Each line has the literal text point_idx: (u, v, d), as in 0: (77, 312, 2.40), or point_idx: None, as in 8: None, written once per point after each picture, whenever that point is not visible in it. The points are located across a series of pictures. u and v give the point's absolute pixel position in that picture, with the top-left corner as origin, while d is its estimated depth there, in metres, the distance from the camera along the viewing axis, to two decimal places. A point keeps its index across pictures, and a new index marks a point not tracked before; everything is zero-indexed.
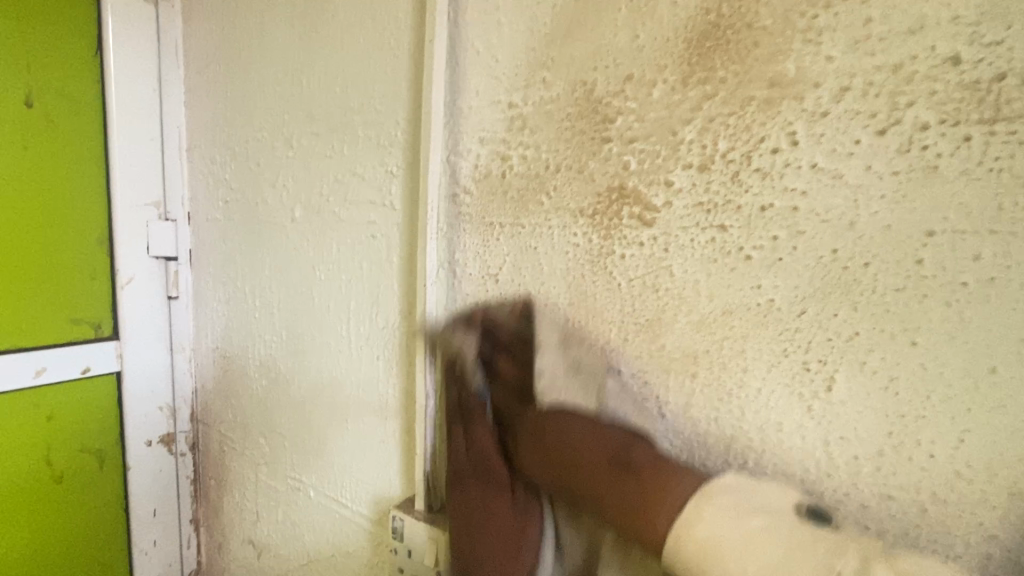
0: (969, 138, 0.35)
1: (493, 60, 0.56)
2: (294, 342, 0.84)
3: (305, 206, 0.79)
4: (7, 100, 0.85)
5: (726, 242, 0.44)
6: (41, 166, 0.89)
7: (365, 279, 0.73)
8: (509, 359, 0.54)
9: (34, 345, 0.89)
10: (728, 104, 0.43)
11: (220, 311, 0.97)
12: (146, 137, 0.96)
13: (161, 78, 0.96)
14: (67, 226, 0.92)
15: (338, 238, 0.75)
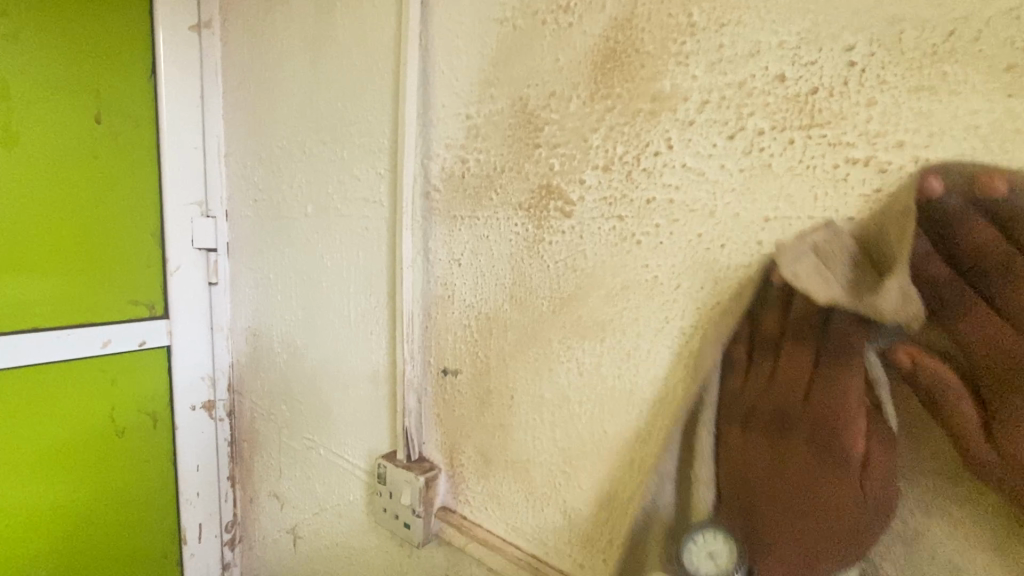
0: (793, 141, 0.43)
1: (454, 79, 0.68)
2: (307, 321, 0.99)
3: (316, 203, 0.93)
4: (82, 118, 1.03)
5: (624, 229, 0.53)
6: (108, 172, 1.07)
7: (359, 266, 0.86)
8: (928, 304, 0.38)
9: (103, 320, 1.08)
10: (623, 115, 0.52)
11: (251, 295, 1.13)
12: (191, 146, 1.12)
13: (204, 95, 1.12)
14: (127, 222, 1.10)
15: (341, 230, 0.89)
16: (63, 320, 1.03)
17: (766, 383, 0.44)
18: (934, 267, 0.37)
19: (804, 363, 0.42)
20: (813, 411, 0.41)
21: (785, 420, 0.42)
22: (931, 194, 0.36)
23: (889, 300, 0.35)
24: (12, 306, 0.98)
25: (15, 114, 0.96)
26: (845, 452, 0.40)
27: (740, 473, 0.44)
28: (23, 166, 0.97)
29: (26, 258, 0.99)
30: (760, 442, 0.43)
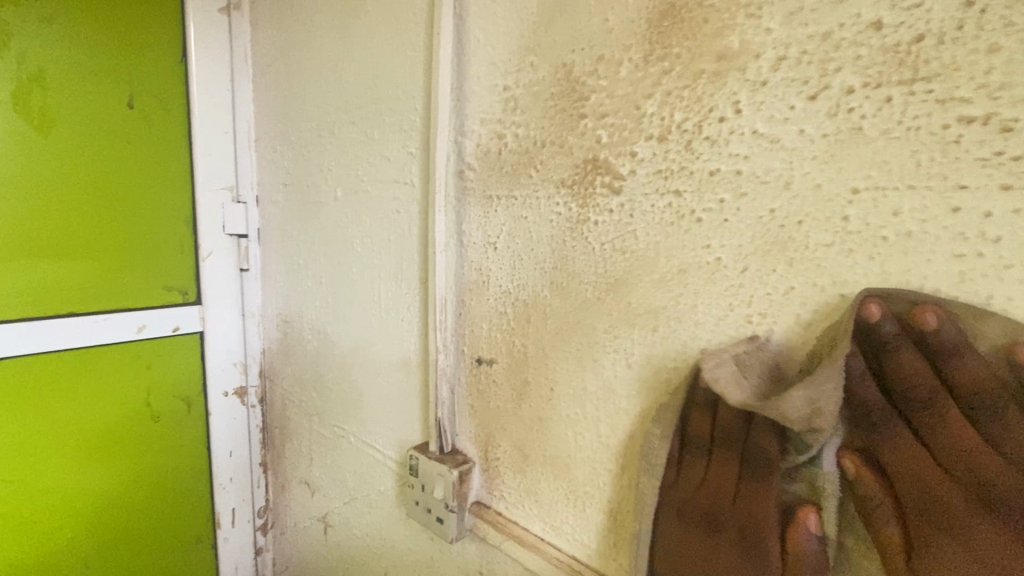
0: (890, 99, 0.37)
1: (491, 48, 0.63)
2: (336, 308, 0.96)
3: (344, 186, 0.90)
4: (115, 102, 1.02)
5: (681, 206, 0.48)
6: (141, 157, 1.06)
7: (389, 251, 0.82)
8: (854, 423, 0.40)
9: (138, 306, 1.08)
10: (683, 78, 0.47)
11: (282, 281, 1.12)
12: (221, 130, 1.11)
13: (234, 80, 1.11)
14: (159, 207, 1.09)
15: (371, 213, 0.86)
16: (99, 305, 1.04)
17: (697, 482, 0.47)
18: (870, 393, 0.38)
19: (732, 470, 0.45)
20: (735, 514, 0.44)
21: (714, 521, 0.45)
22: (871, 317, 0.37)
23: (793, 404, 0.38)
24: (51, 292, 0.99)
25: (49, 99, 0.95)
26: (767, 550, 0.42)
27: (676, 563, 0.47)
28: (58, 152, 0.97)
29: (63, 244, 1.00)
30: (694, 538, 0.46)
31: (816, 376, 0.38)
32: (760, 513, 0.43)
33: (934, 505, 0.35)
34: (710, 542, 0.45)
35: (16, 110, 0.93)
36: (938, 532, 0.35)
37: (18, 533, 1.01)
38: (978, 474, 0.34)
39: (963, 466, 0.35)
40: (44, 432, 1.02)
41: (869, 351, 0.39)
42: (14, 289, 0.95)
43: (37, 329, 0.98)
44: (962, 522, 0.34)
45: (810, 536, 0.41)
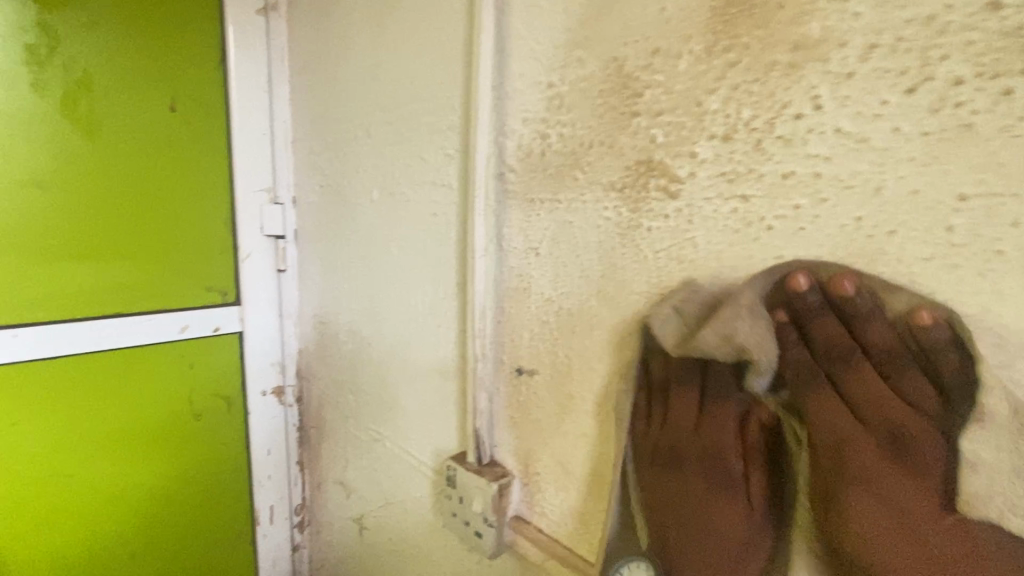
0: (1010, 92, 0.32)
1: (534, 44, 0.60)
2: (372, 311, 0.95)
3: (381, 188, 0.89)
4: (157, 107, 1.03)
5: (748, 212, 0.44)
6: (182, 160, 1.07)
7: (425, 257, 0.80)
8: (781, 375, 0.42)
9: (181, 306, 1.10)
10: (751, 71, 0.42)
11: (318, 282, 1.12)
12: (259, 132, 1.12)
13: (272, 82, 1.12)
14: (199, 210, 1.10)
15: (407, 216, 0.84)
16: (145, 305, 1.06)
17: (659, 423, 0.49)
18: (795, 350, 0.40)
19: (691, 413, 0.47)
20: (693, 450, 0.46)
21: (677, 455, 0.47)
22: (796, 287, 0.40)
23: (708, 343, 0.41)
24: (98, 292, 1.01)
25: (96, 105, 0.97)
26: (731, 471, 0.44)
27: (648, 504, 0.49)
28: (104, 156, 0.99)
29: (110, 246, 1.02)
30: (663, 474, 0.48)
31: (720, 314, 0.41)
32: (713, 449, 0.45)
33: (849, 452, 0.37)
34: (670, 484, 0.47)
35: (66, 115, 0.95)
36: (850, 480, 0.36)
37: (70, 526, 1.04)
38: (892, 423, 0.36)
39: (875, 416, 0.37)
40: (94, 429, 1.05)
41: (793, 320, 0.41)
42: (65, 290, 0.98)
43: (85, 329, 1.00)
44: (870, 469, 0.36)
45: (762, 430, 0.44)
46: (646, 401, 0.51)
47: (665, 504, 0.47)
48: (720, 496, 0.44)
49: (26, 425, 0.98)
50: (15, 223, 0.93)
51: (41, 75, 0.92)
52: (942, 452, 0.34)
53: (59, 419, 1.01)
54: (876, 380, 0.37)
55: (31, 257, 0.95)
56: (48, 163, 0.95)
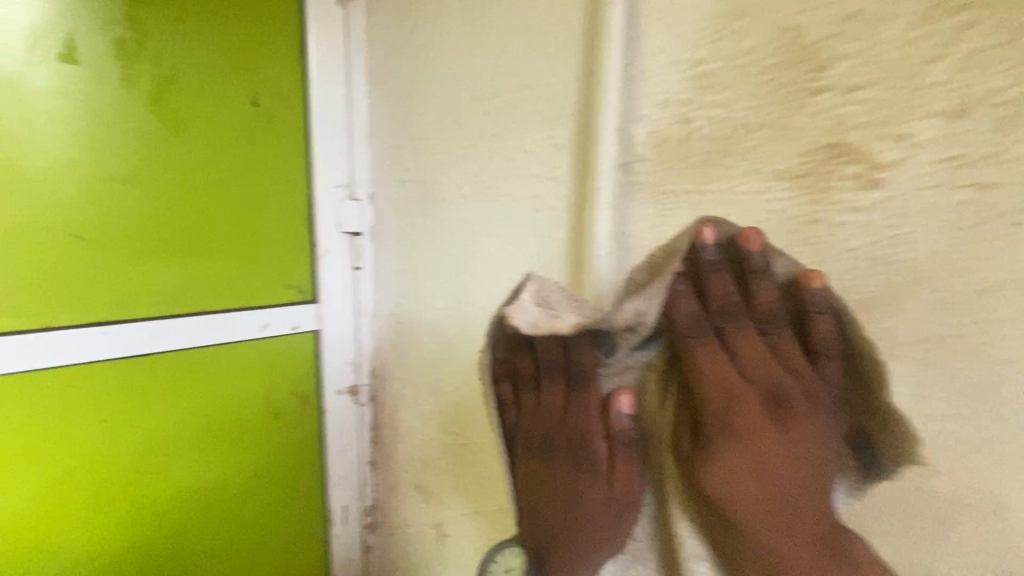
0: None
1: (684, 14, 0.56)
2: (461, 310, 0.91)
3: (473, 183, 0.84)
4: (240, 102, 1.01)
5: (986, 200, 0.43)
6: (263, 157, 1.05)
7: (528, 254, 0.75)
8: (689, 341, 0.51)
9: (263, 304, 1.08)
10: (993, 34, 0.41)
11: (396, 282, 1.09)
12: (337, 127, 1.10)
13: (350, 76, 1.10)
14: (279, 207, 1.08)
15: (501, 213, 0.80)
16: (228, 303, 1.05)
17: (535, 405, 0.59)
18: (690, 304, 0.51)
19: (560, 401, 0.58)
20: (564, 431, 0.57)
21: (549, 443, 0.58)
22: (702, 238, 0.51)
23: (627, 313, 0.52)
24: (185, 290, 1.00)
25: (183, 100, 0.96)
26: (591, 452, 0.57)
27: (522, 476, 0.59)
28: (191, 152, 0.97)
29: (196, 244, 1.00)
30: (537, 461, 0.58)
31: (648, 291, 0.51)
32: (549, 429, 0.58)
33: (723, 412, 0.48)
34: (549, 464, 0.58)
35: (154, 110, 0.93)
36: (720, 433, 0.48)
37: (154, 525, 1.04)
38: (772, 383, 0.49)
39: (760, 376, 0.49)
40: (178, 428, 1.04)
41: (692, 276, 0.52)
42: (153, 288, 0.97)
43: (172, 326, 0.99)
44: (744, 425, 0.47)
45: (624, 415, 0.56)
46: (510, 395, 0.60)
47: (558, 468, 0.58)
48: (578, 477, 0.57)
49: (115, 424, 0.97)
50: (107, 221, 0.92)
51: (131, 70, 0.91)
52: (808, 410, 0.48)
53: (146, 418, 1.00)
54: (752, 341, 0.50)
55: (122, 255, 0.94)
56: (138, 159, 0.93)
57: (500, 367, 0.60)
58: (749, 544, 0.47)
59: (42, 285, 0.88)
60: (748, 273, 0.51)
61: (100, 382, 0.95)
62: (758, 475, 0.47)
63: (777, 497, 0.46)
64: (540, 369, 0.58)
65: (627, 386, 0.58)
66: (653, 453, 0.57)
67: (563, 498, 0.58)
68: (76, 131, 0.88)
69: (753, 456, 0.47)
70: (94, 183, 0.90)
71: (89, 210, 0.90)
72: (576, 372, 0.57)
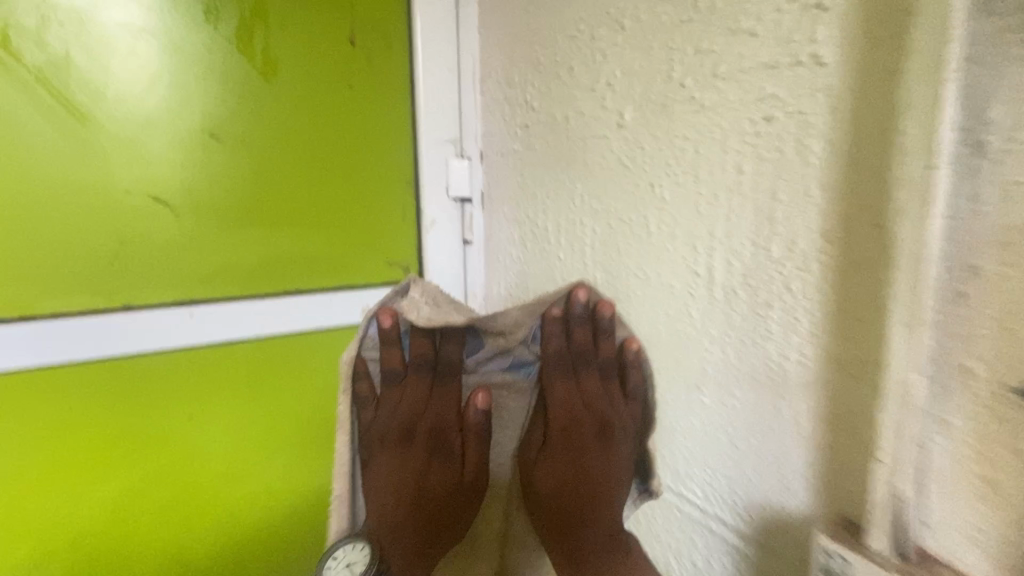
0: None
1: None
2: (611, 287, 0.67)
3: (639, 105, 0.60)
4: (336, 39, 0.84)
5: None
6: (363, 108, 0.88)
7: (738, 193, 0.50)
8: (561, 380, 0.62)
9: (362, 284, 0.91)
10: None
11: (516, 256, 0.88)
12: (446, 70, 0.92)
13: (459, 9, 0.91)
14: (380, 167, 0.91)
15: (690, 141, 0.55)
16: (324, 282, 0.88)
17: (410, 399, 0.63)
18: (551, 341, 0.61)
19: (423, 389, 0.63)
20: (430, 415, 0.63)
21: (410, 437, 0.63)
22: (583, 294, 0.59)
23: (509, 318, 0.60)
24: (276, 266, 0.85)
25: (271, 38, 0.80)
26: (456, 450, 0.65)
27: (378, 477, 0.63)
28: (281, 102, 0.82)
29: (288, 211, 0.85)
30: (389, 457, 0.63)
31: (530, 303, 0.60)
32: (417, 417, 0.63)
33: (563, 440, 0.62)
34: (405, 449, 0.63)
35: (239, 52, 0.78)
36: (562, 456, 0.62)
37: (245, 541, 0.89)
38: (574, 419, 0.62)
39: (586, 410, 0.62)
40: (268, 430, 0.88)
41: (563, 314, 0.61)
42: (242, 263, 0.83)
43: (263, 308, 0.84)
44: (581, 452, 0.61)
45: (477, 412, 0.63)
46: (394, 359, 0.62)
47: (412, 451, 0.64)
48: (432, 466, 0.64)
49: (202, 423, 0.83)
50: (191, 183, 0.78)
51: (213, 2, 0.76)
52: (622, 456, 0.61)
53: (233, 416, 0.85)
54: (573, 381, 0.62)
55: (208, 224, 0.80)
56: (223, 111, 0.79)
57: (384, 351, 0.62)
58: (589, 545, 0.60)
59: (123, 258, 0.76)
60: (598, 332, 0.60)
61: (182, 372, 0.81)
62: (563, 473, 0.61)
63: (581, 485, 0.61)
64: (415, 356, 0.63)
65: (486, 385, 0.65)
66: (442, 444, 0.64)
67: (431, 468, 0.64)
68: (155, 77, 0.74)
69: (581, 476, 0.61)
70: (176, 139, 0.77)
71: (171, 170, 0.77)
72: (445, 364, 0.63)
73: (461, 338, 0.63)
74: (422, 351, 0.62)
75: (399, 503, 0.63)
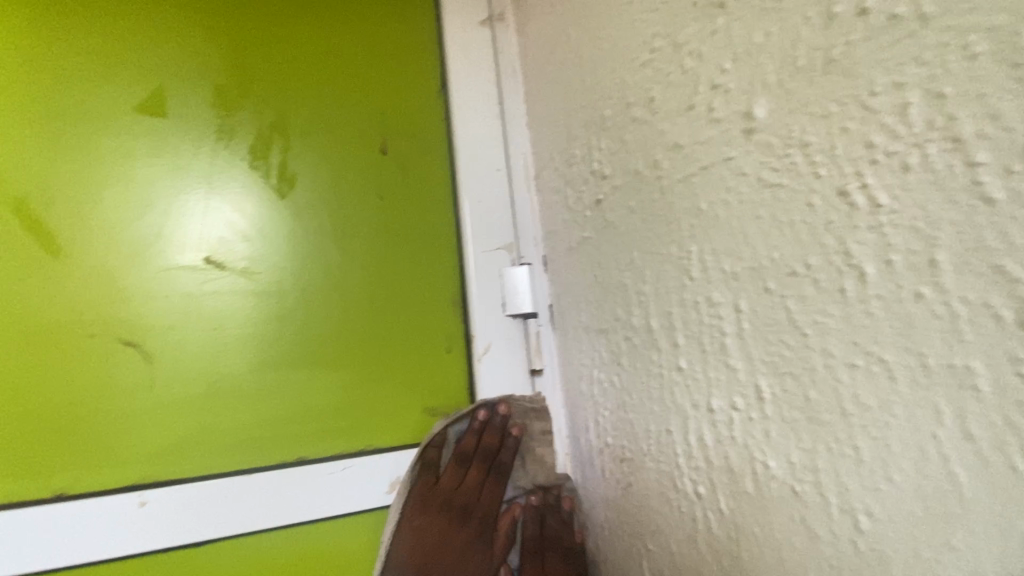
0: None
1: None
2: (797, 398, 0.36)
3: (781, 91, 0.37)
4: (365, 149, 0.72)
5: None
6: (397, 219, 0.72)
7: None
8: (549, 509, 0.68)
9: (388, 445, 0.66)
10: None
11: (607, 381, 0.61)
12: (492, 167, 0.75)
13: (502, 101, 0.77)
14: (419, 284, 0.71)
15: (915, 95, 0.29)
16: (334, 446, 0.64)
17: (455, 482, 0.68)
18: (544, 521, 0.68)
19: (477, 480, 0.68)
20: (485, 493, 0.68)
21: (463, 511, 0.67)
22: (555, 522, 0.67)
23: None
24: (268, 427, 0.63)
25: (290, 152, 0.69)
26: (484, 503, 0.68)
27: (411, 539, 0.64)
28: (294, 218, 0.67)
29: (290, 352, 0.64)
30: (430, 519, 0.65)
31: (551, 503, 0.68)
32: (469, 498, 0.68)
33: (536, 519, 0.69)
34: (455, 521, 0.66)
35: (253, 169, 0.67)
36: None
37: None
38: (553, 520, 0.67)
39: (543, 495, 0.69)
40: None
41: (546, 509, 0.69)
42: (225, 425, 0.62)
43: (242, 488, 0.61)
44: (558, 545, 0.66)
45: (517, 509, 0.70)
46: (471, 445, 0.68)
47: (469, 532, 0.67)
48: (455, 523, 0.66)
49: None
50: (169, 321, 0.62)
51: (229, 120, 0.68)
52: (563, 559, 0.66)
53: None
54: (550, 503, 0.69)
55: (182, 375, 0.61)
56: (221, 233, 0.65)
57: (464, 437, 0.69)
58: None
59: (71, 421, 0.59)
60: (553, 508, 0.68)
61: None
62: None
63: None
64: (482, 445, 0.69)
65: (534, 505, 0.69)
66: (477, 505, 0.68)
67: (463, 558, 0.66)
68: (149, 200, 0.64)
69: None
70: (158, 268, 0.63)
71: (148, 306, 0.62)
72: (501, 466, 0.69)
73: (506, 458, 0.69)
74: (489, 462, 0.69)
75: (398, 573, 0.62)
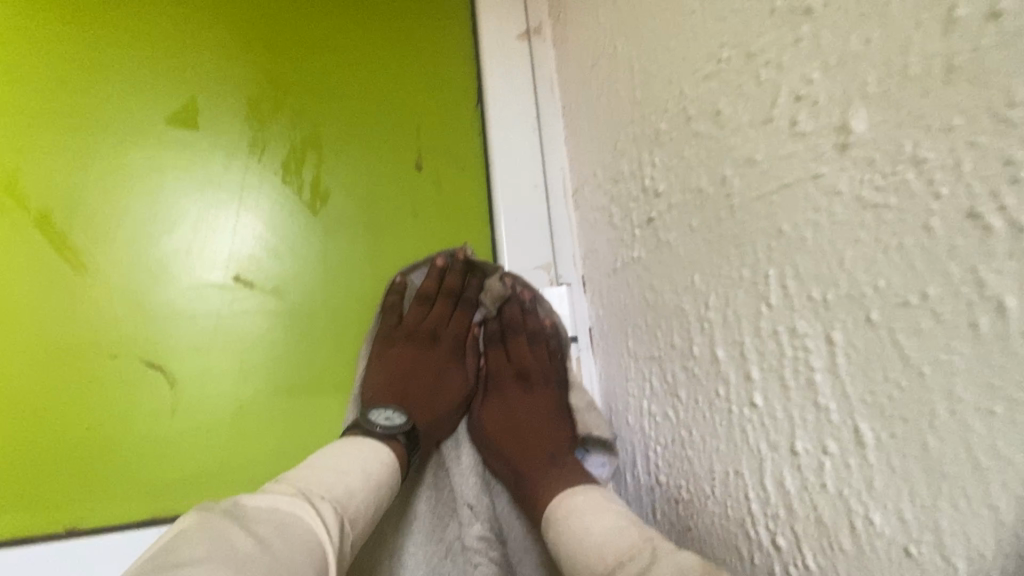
0: None
1: None
2: (911, 447, 0.32)
3: (885, 104, 0.33)
4: (400, 163, 0.69)
5: None
6: (432, 237, 0.69)
7: None
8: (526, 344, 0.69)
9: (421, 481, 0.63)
10: None
11: (660, 413, 0.56)
12: (529, 184, 0.72)
13: (540, 116, 0.74)
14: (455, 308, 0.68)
15: None
16: None
17: (422, 333, 0.67)
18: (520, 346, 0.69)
19: (444, 312, 0.68)
20: (452, 320, 0.69)
21: (431, 336, 0.67)
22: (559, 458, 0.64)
23: None
24: (294, 456, 0.60)
25: (323, 168, 0.66)
26: (448, 330, 0.69)
27: (381, 371, 0.63)
28: (325, 236, 0.65)
29: (318, 377, 0.62)
30: (391, 326, 0.65)
31: (526, 360, 0.68)
32: (438, 324, 0.68)
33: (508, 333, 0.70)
34: (425, 346, 0.67)
35: (285, 183, 0.65)
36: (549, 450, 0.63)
37: None
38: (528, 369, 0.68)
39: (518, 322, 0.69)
40: None
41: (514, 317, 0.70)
42: (250, 455, 0.59)
43: None
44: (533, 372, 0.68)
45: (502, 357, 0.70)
46: (429, 286, 0.67)
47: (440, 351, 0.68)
48: (423, 356, 0.66)
49: None
50: (196, 343, 0.60)
51: (262, 132, 0.65)
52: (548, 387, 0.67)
53: None
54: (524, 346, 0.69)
55: (207, 400, 0.59)
56: (249, 251, 0.62)
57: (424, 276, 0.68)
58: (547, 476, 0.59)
59: (96, 446, 0.57)
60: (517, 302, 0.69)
61: None
62: (529, 411, 0.65)
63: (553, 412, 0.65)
64: (445, 286, 0.68)
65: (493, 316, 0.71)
66: (442, 329, 0.69)
67: (439, 380, 0.67)
68: (176, 215, 0.62)
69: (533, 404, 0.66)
70: (185, 287, 0.61)
71: (174, 328, 0.60)
72: (465, 298, 0.69)
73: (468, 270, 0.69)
74: (450, 288, 0.68)
75: (369, 395, 0.60)
